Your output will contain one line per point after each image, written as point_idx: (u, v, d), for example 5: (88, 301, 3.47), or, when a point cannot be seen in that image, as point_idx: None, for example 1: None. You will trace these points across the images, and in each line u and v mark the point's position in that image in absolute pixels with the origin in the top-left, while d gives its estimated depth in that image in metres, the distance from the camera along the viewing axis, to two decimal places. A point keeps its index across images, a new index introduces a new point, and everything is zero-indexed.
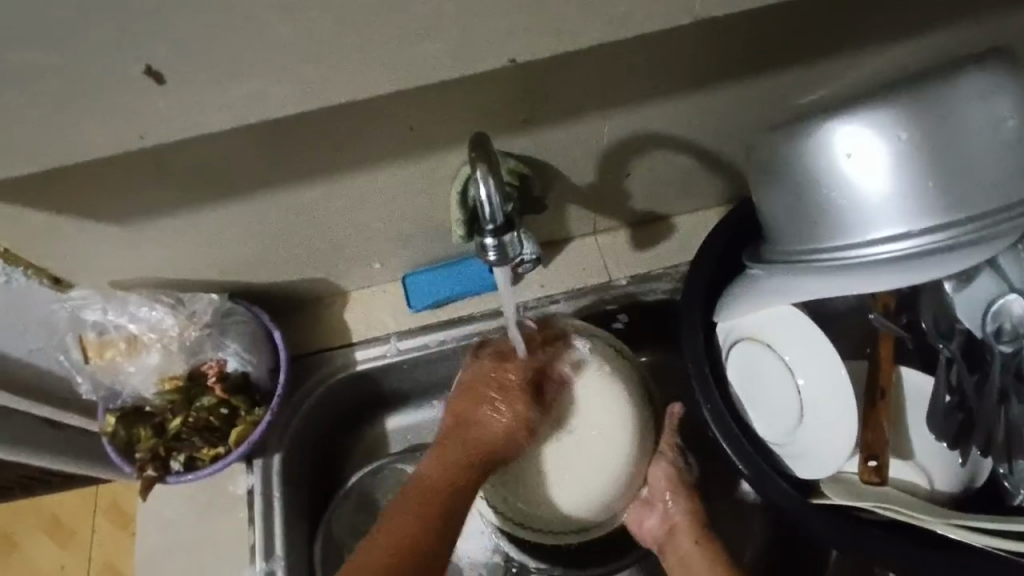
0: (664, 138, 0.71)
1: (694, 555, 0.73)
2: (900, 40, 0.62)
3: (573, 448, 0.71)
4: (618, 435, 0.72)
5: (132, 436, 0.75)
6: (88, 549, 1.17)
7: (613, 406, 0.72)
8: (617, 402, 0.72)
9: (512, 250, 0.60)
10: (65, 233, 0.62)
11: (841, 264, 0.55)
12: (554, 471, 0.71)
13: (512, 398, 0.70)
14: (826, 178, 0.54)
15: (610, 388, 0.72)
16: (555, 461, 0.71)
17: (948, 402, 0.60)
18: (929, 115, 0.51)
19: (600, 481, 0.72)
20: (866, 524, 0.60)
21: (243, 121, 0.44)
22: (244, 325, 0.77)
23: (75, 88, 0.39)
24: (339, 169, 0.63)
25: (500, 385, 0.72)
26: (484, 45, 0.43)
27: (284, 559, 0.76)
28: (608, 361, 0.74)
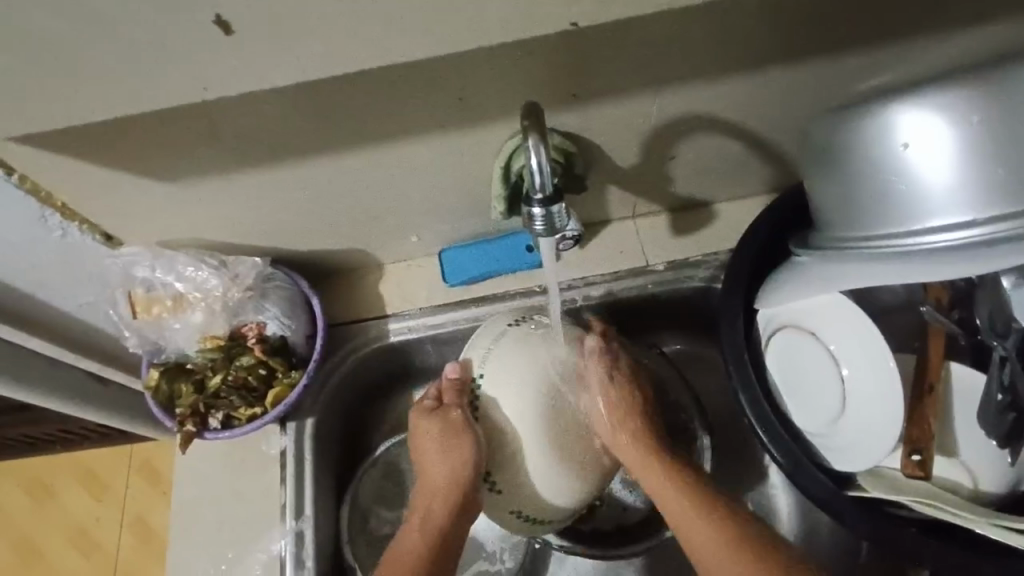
0: (712, 120, 0.69)
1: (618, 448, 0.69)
2: (972, 23, 0.60)
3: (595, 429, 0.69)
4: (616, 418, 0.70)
5: (173, 392, 0.78)
6: (121, 502, 1.21)
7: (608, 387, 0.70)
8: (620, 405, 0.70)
9: (559, 221, 0.60)
10: (120, 190, 0.64)
11: (896, 251, 0.53)
12: (578, 460, 0.67)
13: (455, 449, 0.66)
14: (886, 163, 0.53)
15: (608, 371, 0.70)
16: (575, 450, 0.66)
17: (1001, 401, 0.57)
18: (1004, 99, 0.49)
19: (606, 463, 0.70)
20: (902, 522, 0.58)
21: (304, 77, 0.44)
22: (286, 290, 0.79)
23: (148, 35, 0.40)
24: (384, 137, 0.63)
25: (448, 431, 0.68)
26: (548, 10, 0.43)
27: (313, 519, 0.78)
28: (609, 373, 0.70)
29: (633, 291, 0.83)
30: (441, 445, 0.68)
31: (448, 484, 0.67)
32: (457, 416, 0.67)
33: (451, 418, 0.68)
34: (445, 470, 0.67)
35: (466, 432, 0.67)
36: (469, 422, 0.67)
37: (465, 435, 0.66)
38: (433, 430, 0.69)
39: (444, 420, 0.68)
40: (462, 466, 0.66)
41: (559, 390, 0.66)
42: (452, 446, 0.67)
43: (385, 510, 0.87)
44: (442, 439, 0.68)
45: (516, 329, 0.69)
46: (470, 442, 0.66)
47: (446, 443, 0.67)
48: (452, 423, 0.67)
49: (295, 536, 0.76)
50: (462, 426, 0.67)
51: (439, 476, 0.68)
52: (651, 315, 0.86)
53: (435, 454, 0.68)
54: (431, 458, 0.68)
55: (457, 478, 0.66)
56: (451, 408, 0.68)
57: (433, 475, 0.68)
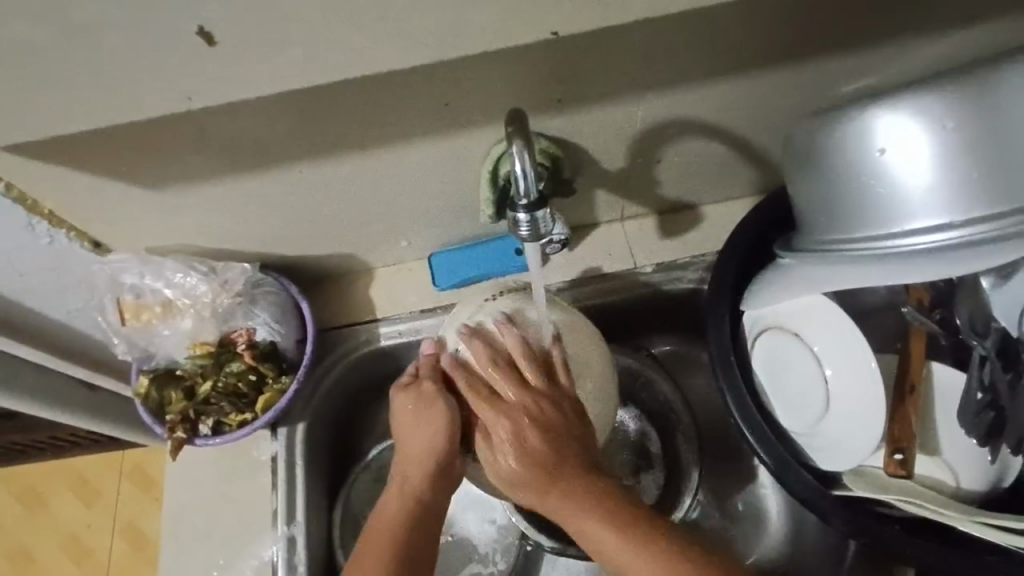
0: (697, 124, 0.70)
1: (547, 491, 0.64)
2: (950, 28, 0.60)
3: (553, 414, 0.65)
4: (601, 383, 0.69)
5: (163, 399, 0.78)
6: (112, 509, 1.21)
7: (594, 355, 0.69)
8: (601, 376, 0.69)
9: (543, 226, 0.60)
10: (107, 198, 0.64)
11: (876, 254, 0.54)
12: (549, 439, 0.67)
13: (428, 418, 0.66)
14: (865, 166, 0.54)
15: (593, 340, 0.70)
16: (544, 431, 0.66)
17: (980, 400, 0.58)
18: (979, 106, 0.50)
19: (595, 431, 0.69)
20: (886, 519, 0.59)
21: (288, 87, 0.45)
22: (276, 296, 0.79)
23: (131, 45, 0.41)
24: (371, 143, 0.64)
25: (420, 402, 0.67)
26: (530, 19, 0.43)
27: (305, 524, 0.78)
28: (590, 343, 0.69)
29: (621, 294, 0.84)
30: (414, 418, 0.67)
31: (424, 455, 0.67)
32: (430, 387, 0.67)
33: (422, 390, 0.67)
34: (421, 441, 0.66)
35: (437, 403, 0.66)
36: (441, 391, 0.67)
37: (436, 406, 0.66)
38: (406, 404, 0.67)
39: (416, 393, 0.67)
40: (435, 437, 0.66)
41: (535, 363, 0.66)
42: (427, 416, 0.66)
43: None
44: (415, 411, 0.67)
45: (495, 304, 0.69)
46: (445, 412, 0.66)
47: (419, 414, 0.67)
48: (423, 396, 0.67)
49: (287, 541, 0.77)
50: (435, 398, 0.66)
51: (414, 447, 0.67)
52: (639, 316, 0.87)
53: (409, 426, 0.67)
54: (406, 431, 0.67)
55: (431, 447, 0.66)
56: (424, 380, 0.68)
57: (407, 446, 0.67)
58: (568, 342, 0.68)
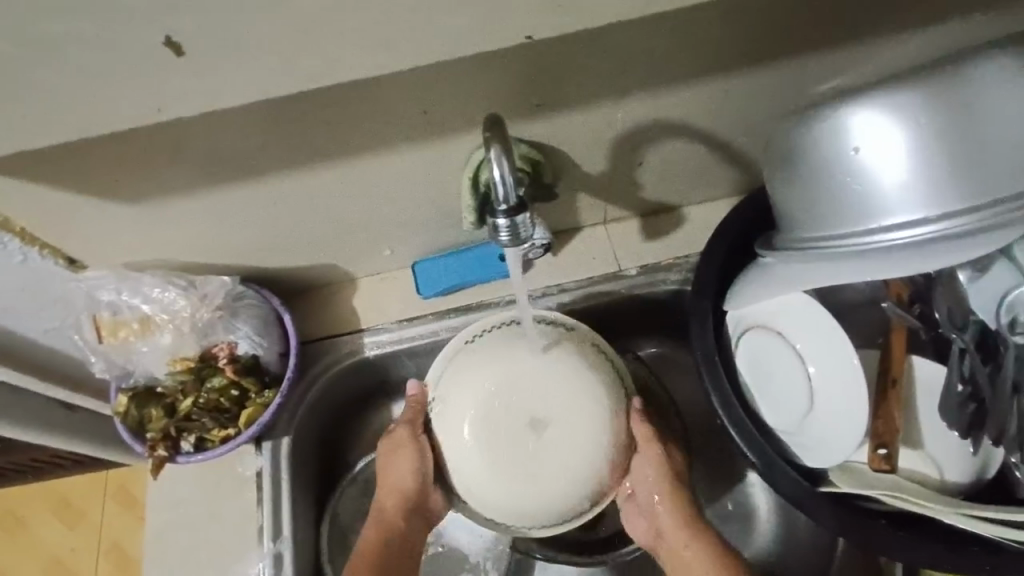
0: (676, 126, 0.70)
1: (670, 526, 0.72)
2: (919, 27, 0.62)
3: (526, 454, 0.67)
4: (583, 411, 0.68)
5: (143, 417, 0.76)
6: (97, 530, 1.18)
7: (570, 380, 0.68)
8: (583, 406, 0.68)
9: (524, 231, 0.60)
10: (80, 213, 0.63)
11: (855, 250, 0.54)
12: (534, 475, 0.67)
13: (402, 459, 0.72)
14: (842, 164, 0.54)
15: (571, 366, 0.69)
16: (525, 469, 0.67)
17: (961, 392, 0.59)
18: (950, 101, 0.50)
19: (584, 455, 0.67)
20: (873, 515, 0.60)
21: (260, 95, 0.44)
22: (258, 309, 0.78)
23: (98, 57, 0.40)
24: (351, 151, 0.63)
25: (396, 448, 0.73)
26: (504, 23, 0.43)
27: (291, 540, 0.77)
28: (569, 373, 0.68)
29: (606, 298, 0.84)
30: (388, 461, 0.73)
31: (397, 493, 0.72)
32: (404, 434, 0.72)
33: (397, 436, 0.73)
34: (393, 481, 0.72)
35: (410, 446, 0.72)
36: (413, 438, 0.72)
37: (409, 449, 0.72)
38: (385, 446, 0.73)
39: (392, 436, 0.73)
40: (407, 477, 0.72)
41: (497, 404, 0.67)
42: (399, 459, 0.72)
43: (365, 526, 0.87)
44: (390, 454, 0.73)
45: (462, 351, 0.72)
46: (415, 454, 0.72)
47: (393, 455, 0.73)
48: (399, 440, 0.73)
49: (274, 558, 0.75)
50: (408, 440, 0.72)
51: (387, 486, 0.73)
52: (624, 318, 0.87)
53: (385, 467, 0.73)
54: (383, 472, 0.73)
55: (403, 485, 0.72)
56: (401, 424, 0.73)
57: (384, 485, 0.73)
58: (538, 371, 0.68)
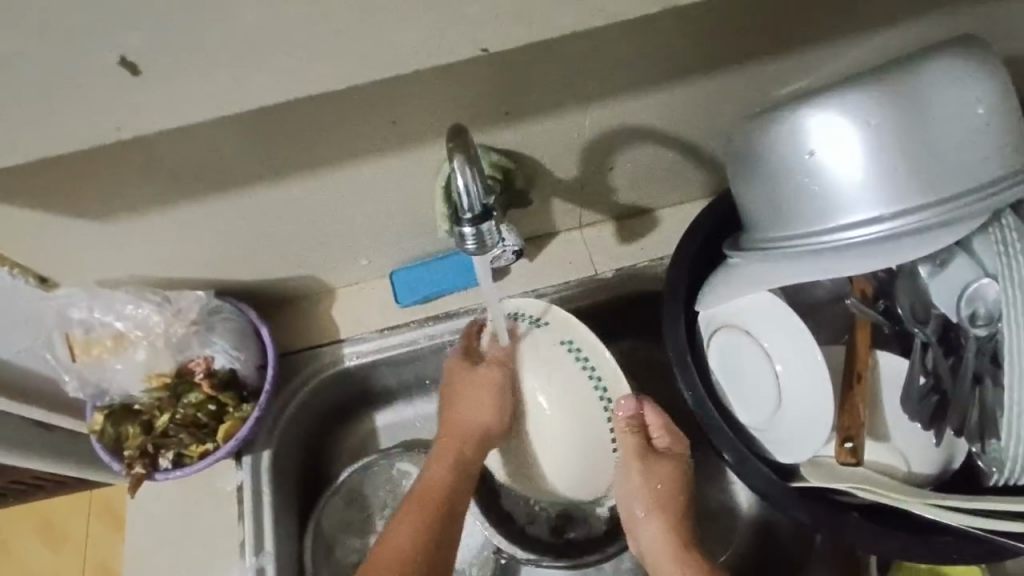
0: (644, 131, 0.72)
1: (655, 541, 0.72)
2: (873, 30, 0.63)
3: (528, 440, 0.75)
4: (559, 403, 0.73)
5: (119, 434, 0.76)
6: (81, 551, 1.17)
7: (546, 375, 0.74)
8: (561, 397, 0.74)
9: (490, 238, 0.61)
10: (48, 233, 0.63)
11: (816, 249, 0.56)
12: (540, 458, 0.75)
13: (489, 398, 0.73)
14: (800, 164, 0.55)
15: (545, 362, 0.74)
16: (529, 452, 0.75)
17: (923, 384, 0.60)
18: (900, 101, 0.52)
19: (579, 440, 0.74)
20: (845, 508, 0.61)
21: (221, 111, 0.44)
22: (234, 322, 0.78)
23: (53, 78, 0.40)
24: (320, 163, 0.64)
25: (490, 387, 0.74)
26: (460, 34, 0.44)
27: (274, 554, 0.76)
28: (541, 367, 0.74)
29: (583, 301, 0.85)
30: (472, 399, 0.73)
31: (472, 433, 0.73)
32: (494, 376, 0.73)
33: (495, 376, 0.74)
34: (476, 418, 0.73)
35: (495, 387, 0.74)
36: (505, 381, 0.74)
37: (495, 388, 0.74)
38: (461, 385, 0.74)
39: (477, 377, 0.74)
40: (490, 419, 0.73)
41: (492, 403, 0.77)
42: (487, 401, 0.73)
43: (349, 537, 0.86)
44: (477, 394, 0.73)
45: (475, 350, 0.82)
46: (499, 396, 0.74)
47: (479, 394, 0.73)
48: (486, 379, 0.74)
49: (256, 572, 0.75)
50: (495, 382, 0.74)
51: (463, 426, 0.73)
52: (604, 321, 0.88)
53: (470, 406, 0.73)
54: (462, 411, 0.73)
55: (485, 425, 0.73)
56: (490, 365, 0.74)
57: (458, 425, 0.73)
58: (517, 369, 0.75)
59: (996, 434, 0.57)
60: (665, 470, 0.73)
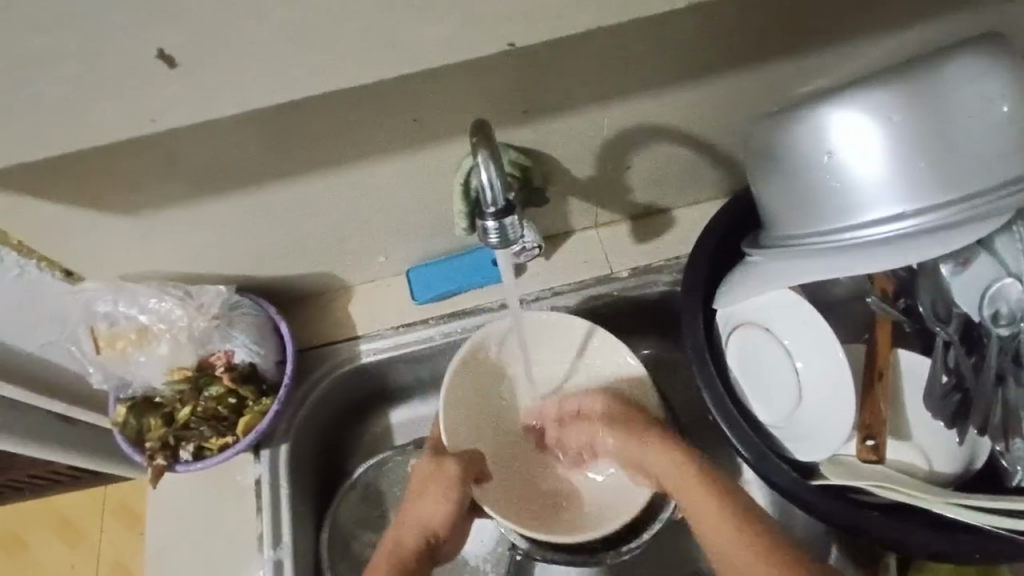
0: (662, 130, 0.72)
1: (664, 467, 0.70)
2: (895, 28, 0.63)
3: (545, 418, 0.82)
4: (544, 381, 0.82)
5: (142, 426, 0.77)
6: (97, 547, 1.18)
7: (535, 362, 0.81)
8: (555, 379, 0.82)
9: (513, 233, 0.60)
10: (76, 227, 0.64)
11: (838, 246, 0.55)
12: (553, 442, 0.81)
13: (446, 494, 0.73)
14: (822, 162, 0.55)
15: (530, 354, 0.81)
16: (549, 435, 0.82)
17: (945, 383, 0.61)
18: (924, 99, 0.52)
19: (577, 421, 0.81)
20: (866, 508, 0.60)
21: (251, 106, 0.45)
22: (253, 317, 0.79)
23: (90, 71, 0.41)
24: (340, 160, 0.64)
25: (440, 480, 0.73)
26: (486, 30, 0.45)
27: (292, 547, 0.77)
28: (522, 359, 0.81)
29: (600, 300, 0.85)
30: (429, 496, 0.73)
31: (422, 529, 0.72)
32: (450, 474, 0.73)
33: (447, 471, 0.74)
34: (427, 511, 0.72)
35: (451, 488, 0.73)
36: (460, 474, 0.74)
37: (454, 484, 0.73)
38: (421, 478, 0.74)
39: (439, 471, 0.74)
40: (442, 518, 0.72)
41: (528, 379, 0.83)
42: (435, 496, 0.72)
43: (365, 533, 0.87)
44: (438, 490, 0.73)
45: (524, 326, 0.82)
46: (455, 496, 0.73)
47: (438, 491, 0.73)
48: (447, 477, 0.73)
49: (274, 565, 0.76)
50: (455, 482, 0.73)
51: (413, 522, 0.72)
52: (620, 320, 0.88)
53: (425, 502, 0.73)
54: (419, 505, 0.73)
55: (439, 522, 0.72)
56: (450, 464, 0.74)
57: (409, 518, 0.73)
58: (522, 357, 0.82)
59: (1020, 434, 0.56)
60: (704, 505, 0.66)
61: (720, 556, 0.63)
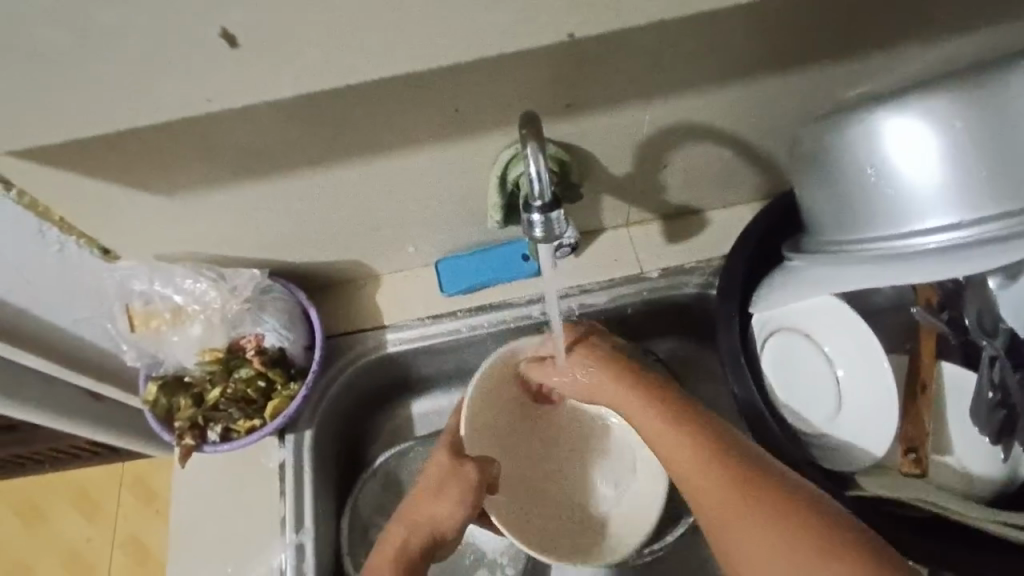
0: (703, 129, 0.71)
1: (648, 417, 0.63)
2: (951, 33, 0.62)
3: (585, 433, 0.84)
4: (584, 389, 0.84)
5: (172, 405, 0.78)
6: (113, 521, 1.20)
7: None
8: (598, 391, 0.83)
9: (557, 228, 0.61)
10: (118, 205, 0.64)
11: (885, 254, 0.54)
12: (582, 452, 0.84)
13: (458, 495, 0.69)
14: (875, 167, 0.54)
15: None
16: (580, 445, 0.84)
17: (991, 399, 0.59)
18: (987, 107, 0.50)
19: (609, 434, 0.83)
20: (901, 521, 0.59)
21: (307, 87, 0.45)
22: (284, 302, 0.79)
23: (153, 48, 0.41)
24: (378, 147, 0.64)
25: (455, 480, 0.70)
26: (547, 19, 0.44)
27: (313, 531, 0.77)
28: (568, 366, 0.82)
29: (630, 299, 0.84)
30: (439, 494, 0.69)
31: (429, 525, 0.68)
32: (468, 475, 0.70)
33: (465, 472, 0.70)
34: (434, 509, 0.69)
35: (458, 491, 0.70)
36: (477, 477, 0.71)
37: (466, 489, 0.70)
38: (434, 472, 0.71)
39: (455, 470, 0.71)
40: (451, 523, 0.68)
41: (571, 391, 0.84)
42: (447, 499, 0.69)
43: (384, 521, 0.87)
44: (448, 493, 0.69)
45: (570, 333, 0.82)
46: (463, 503, 0.69)
47: (445, 490, 0.69)
48: (462, 479, 0.70)
49: (295, 549, 0.76)
50: (466, 485, 0.70)
51: (420, 514, 0.69)
52: (648, 320, 0.87)
53: (433, 499, 0.69)
54: (427, 498, 0.69)
55: (442, 519, 0.68)
56: (467, 465, 0.71)
57: (414, 512, 0.69)
58: None
59: None
60: (662, 426, 0.61)
61: (707, 515, 0.53)
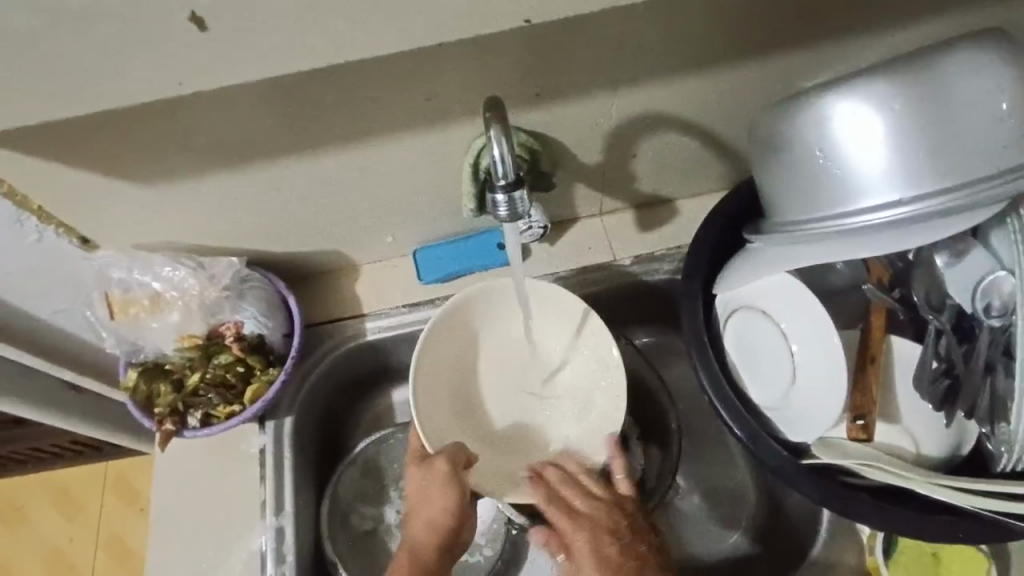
0: (669, 118, 0.73)
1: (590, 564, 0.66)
2: (900, 23, 0.65)
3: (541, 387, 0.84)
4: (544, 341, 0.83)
5: (152, 392, 0.79)
6: (96, 520, 1.20)
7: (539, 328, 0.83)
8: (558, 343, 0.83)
9: (521, 207, 0.62)
10: (95, 193, 0.66)
11: (833, 231, 0.57)
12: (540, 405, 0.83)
13: (440, 490, 0.70)
14: (822, 149, 0.57)
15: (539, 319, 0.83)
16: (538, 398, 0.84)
17: (934, 369, 0.63)
18: (924, 89, 0.53)
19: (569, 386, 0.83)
20: (855, 489, 0.62)
21: (275, 69, 0.47)
22: (264, 291, 0.81)
23: (123, 31, 0.43)
24: (353, 136, 0.66)
25: (432, 478, 0.71)
26: (507, 5, 0.46)
27: (293, 514, 0.79)
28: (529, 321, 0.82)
29: (602, 284, 0.86)
30: (428, 490, 0.70)
31: (435, 525, 0.70)
32: (442, 467, 0.71)
33: (436, 466, 0.71)
34: (430, 510, 0.70)
35: (442, 488, 0.70)
36: (449, 466, 0.72)
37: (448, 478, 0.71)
38: (417, 476, 0.72)
39: (428, 470, 0.72)
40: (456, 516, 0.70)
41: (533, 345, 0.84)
42: (438, 490, 0.70)
43: (365, 507, 0.89)
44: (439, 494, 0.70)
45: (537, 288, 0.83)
46: (449, 495, 0.70)
47: (429, 489, 0.71)
48: (440, 473, 0.71)
49: (275, 531, 0.77)
50: (446, 479, 0.71)
51: (418, 520, 0.70)
52: (621, 307, 0.90)
53: (422, 499, 0.70)
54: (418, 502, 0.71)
55: (441, 520, 0.70)
56: (437, 459, 0.72)
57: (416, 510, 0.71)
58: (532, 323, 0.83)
59: (1004, 418, 0.59)
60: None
61: None
